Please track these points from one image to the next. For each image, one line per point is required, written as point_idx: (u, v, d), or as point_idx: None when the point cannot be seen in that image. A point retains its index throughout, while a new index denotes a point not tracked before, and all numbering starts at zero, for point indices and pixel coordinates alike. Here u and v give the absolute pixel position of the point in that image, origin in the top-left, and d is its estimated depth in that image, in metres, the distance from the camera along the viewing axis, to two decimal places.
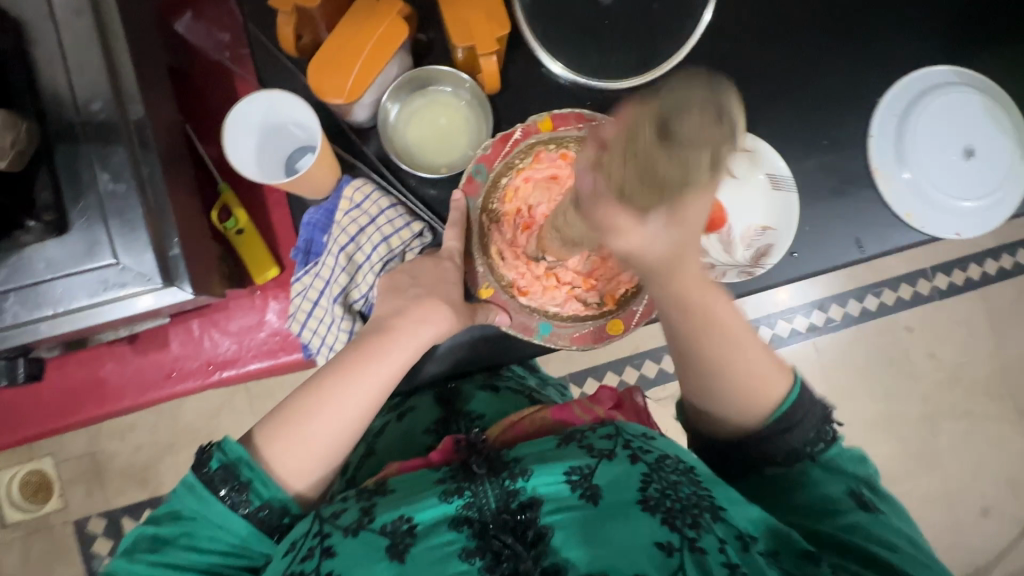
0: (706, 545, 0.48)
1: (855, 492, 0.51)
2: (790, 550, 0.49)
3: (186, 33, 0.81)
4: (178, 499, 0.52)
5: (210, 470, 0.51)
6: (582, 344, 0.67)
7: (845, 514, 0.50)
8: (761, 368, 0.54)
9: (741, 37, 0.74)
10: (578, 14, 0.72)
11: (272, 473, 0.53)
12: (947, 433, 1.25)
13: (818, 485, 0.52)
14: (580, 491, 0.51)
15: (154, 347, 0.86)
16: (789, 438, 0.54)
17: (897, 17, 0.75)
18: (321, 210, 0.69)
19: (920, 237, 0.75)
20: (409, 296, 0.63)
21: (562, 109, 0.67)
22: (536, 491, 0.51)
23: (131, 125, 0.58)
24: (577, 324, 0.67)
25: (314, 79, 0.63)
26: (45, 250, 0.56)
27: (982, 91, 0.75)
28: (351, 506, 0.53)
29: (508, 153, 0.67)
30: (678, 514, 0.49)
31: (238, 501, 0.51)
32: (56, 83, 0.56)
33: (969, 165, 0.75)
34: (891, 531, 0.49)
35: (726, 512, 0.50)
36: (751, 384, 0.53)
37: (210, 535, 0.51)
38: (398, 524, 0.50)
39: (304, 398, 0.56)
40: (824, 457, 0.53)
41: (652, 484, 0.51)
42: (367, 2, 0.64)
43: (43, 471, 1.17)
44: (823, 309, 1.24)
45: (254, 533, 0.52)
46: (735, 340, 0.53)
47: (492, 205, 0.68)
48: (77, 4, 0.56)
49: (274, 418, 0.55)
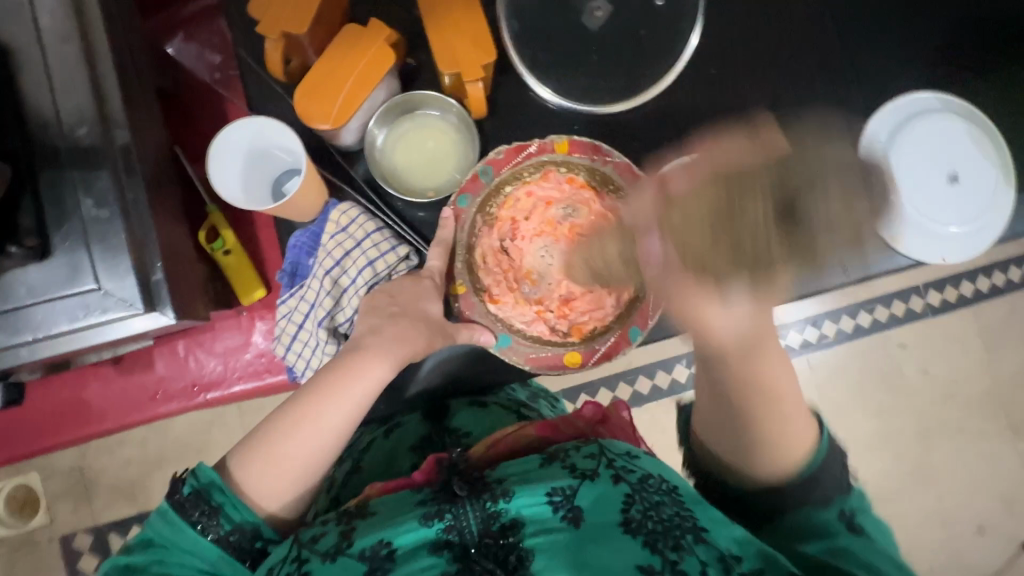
0: (687, 567, 0.47)
1: (845, 512, 0.49)
2: (780, 570, 0.46)
3: (176, 54, 0.83)
4: (150, 526, 0.51)
5: (182, 495, 0.51)
6: (537, 365, 0.66)
7: (832, 538, 0.47)
8: (793, 435, 0.51)
9: (729, 59, 0.75)
10: (566, 38, 0.73)
11: (244, 495, 0.53)
12: (941, 450, 1.25)
13: (811, 512, 0.49)
14: (561, 513, 0.51)
15: (138, 367, 0.85)
16: (817, 490, 0.50)
17: (884, 42, 0.76)
18: (306, 234, 0.70)
19: (906, 261, 0.75)
20: (386, 313, 0.63)
21: (582, 136, 0.67)
22: (517, 513, 0.51)
23: (116, 150, 0.58)
24: (538, 346, 0.67)
25: (299, 104, 0.64)
26: (27, 276, 0.56)
27: (965, 117, 0.76)
28: (330, 529, 0.52)
29: (519, 163, 0.67)
30: (659, 537, 0.48)
31: (209, 525, 0.51)
32: (43, 108, 0.56)
33: (953, 191, 0.76)
34: (877, 555, 0.46)
35: (710, 533, 0.49)
36: (791, 440, 0.51)
37: (180, 559, 0.50)
38: (378, 549, 0.50)
39: (280, 417, 0.55)
40: (827, 489, 0.50)
41: (634, 506, 0.50)
42: (355, 30, 0.65)
43: (31, 487, 1.16)
44: (816, 326, 1.24)
45: (225, 557, 0.51)
46: (787, 406, 0.51)
47: (489, 208, 0.68)
48: (65, 31, 0.56)
49: (250, 440, 0.55)
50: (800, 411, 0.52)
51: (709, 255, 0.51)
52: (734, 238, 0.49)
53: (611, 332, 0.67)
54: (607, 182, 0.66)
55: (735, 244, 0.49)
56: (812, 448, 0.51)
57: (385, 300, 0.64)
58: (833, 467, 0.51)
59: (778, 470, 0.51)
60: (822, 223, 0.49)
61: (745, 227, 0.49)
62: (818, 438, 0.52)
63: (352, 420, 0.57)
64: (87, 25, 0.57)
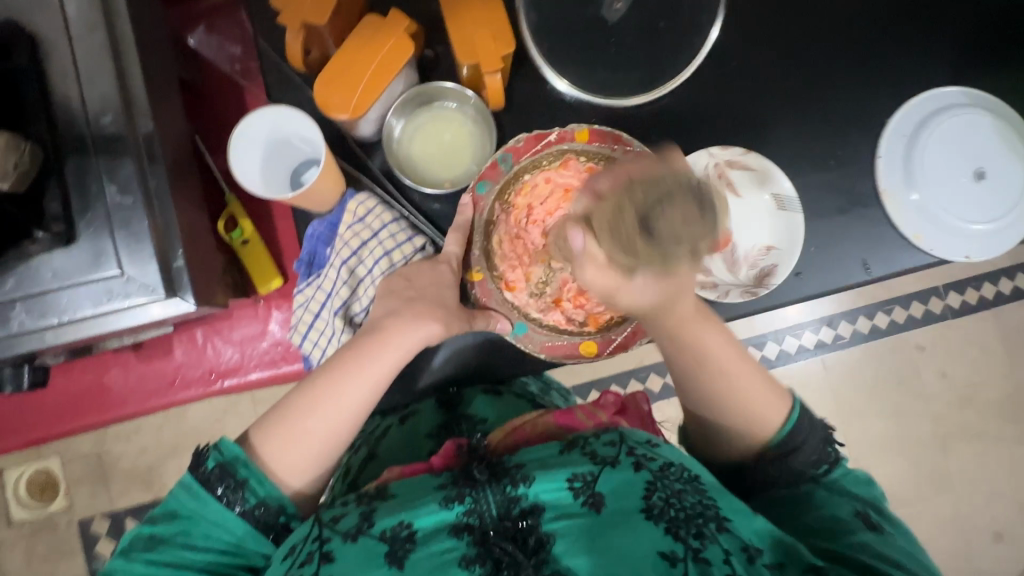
0: (711, 556, 0.46)
1: (858, 511, 0.50)
2: (798, 564, 0.47)
3: (196, 45, 0.84)
4: (174, 498, 0.52)
5: (207, 469, 0.52)
6: (552, 353, 0.66)
7: (851, 534, 0.48)
8: (760, 400, 0.55)
9: (749, 52, 0.74)
10: (585, 31, 0.72)
11: (267, 470, 0.53)
12: (958, 453, 1.23)
13: (825, 508, 0.51)
14: (582, 499, 0.50)
15: (158, 354, 0.86)
16: (793, 461, 0.54)
17: (909, 35, 0.75)
18: (325, 224, 0.70)
19: (928, 260, 0.74)
20: (401, 300, 0.63)
21: (602, 126, 0.67)
22: (537, 498, 0.51)
23: (140, 138, 0.59)
24: (554, 334, 0.67)
25: (320, 94, 0.64)
26: (52, 260, 0.57)
27: (992, 113, 0.74)
28: (351, 512, 0.52)
29: (538, 151, 0.67)
30: (682, 524, 0.48)
31: (234, 498, 0.51)
32: (69, 96, 0.57)
33: (979, 188, 0.74)
34: (894, 549, 0.47)
35: (732, 523, 0.49)
36: (745, 401, 0.54)
37: (204, 532, 0.51)
38: (398, 530, 0.50)
39: (299, 398, 0.56)
40: (830, 484, 0.53)
41: (656, 493, 0.50)
42: (376, 19, 0.65)
43: (50, 471, 1.18)
44: (832, 326, 1.23)
45: (251, 531, 0.51)
46: (737, 375, 0.55)
47: (507, 195, 0.67)
48: (91, 20, 0.57)
49: (271, 420, 0.55)
50: (761, 379, 0.55)
51: (614, 251, 0.49)
52: (632, 248, 0.47)
53: (628, 324, 0.66)
54: None
55: (631, 247, 0.47)
56: (783, 419, 0.55)
57: (402, 283, 0.65)
58: (811, 440, 0.54)
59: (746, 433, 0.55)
60: (678, 233, 0.45)
61: (621, 224, 0.46)
62: (789, 411, 0.55)
63: (367, 406, 0.57)
64: (112, 15, 0.58)
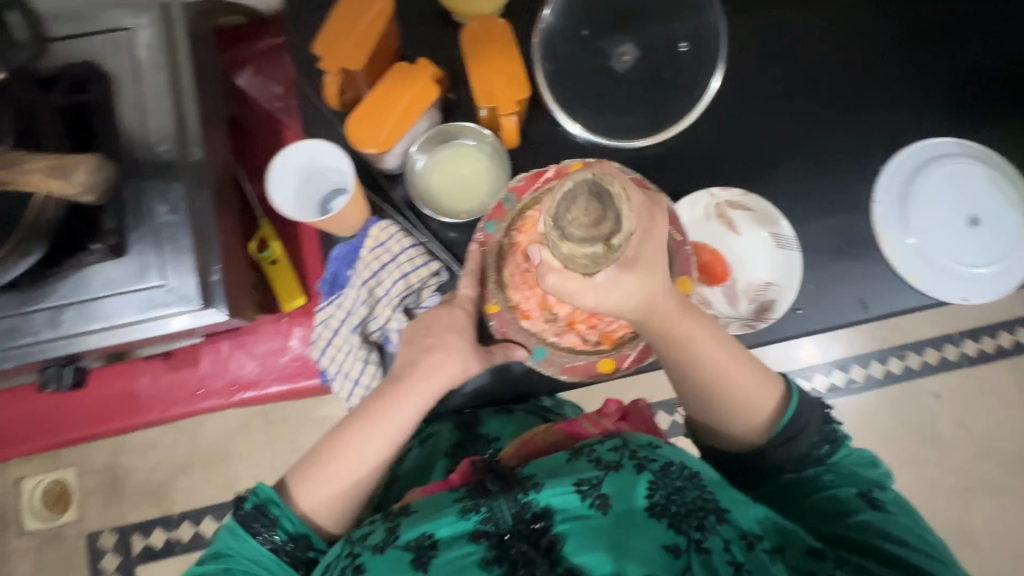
0: (712, 545, 0.51)
1: (863, 491, 0.57)
2: (796, 546, 0.54)
3: (244, 85, 0.92)
4: (218, 540, 0.60)
5: (245, 510, 0.60)
6: (571, 374, 0.68)
7: (857, 514, 0.56)
8: (746, 389, 0.59)
9: (751, 104, 0.79)
10: (597, 81, 0.79)
11: (297, 511, 0.61)
12: (979, 507, 1.20)
13: (834, 490, 0.58)
14: (589, 501, 0.53)
15: (185, 364, 0.91)
16: (796, 446, 0.59)
17: (903, 91, 0.80)
18: (348, 247, 0.75)
19: (929, 301, 0.76)
20: (421, 348, 0.67)
21: (596, 159, 0.71)
22: (547, 502, 0.54)
23: (190, 164, 0.66)
24: (571, 355, 0.69)
25: (351, 130, 0.71)
26: (103, 271, 0.63)
27: (988, 166, 0.79)
28: (378, 526, 0.56)
29: (539, 187, 0.70)
30: (683, 518, 0.52)
31: (268, 535, 0.59)
32: (132, 126, 0.65)
33: (976, 233, 0.78)
34: (898, 527, 0.55)
35: (731, 514, 0.54)
36: (735, 395, 0.58)
37: (243, 568, 0.59)
38: (422, 540, 0.53)
39: (329, 442, 0.64)
40: (833, 464, 0.59)
41: (658, 491, 0.54)
42: (403, 67, 0.72)
43: (65, 483, 1.22)
44: (842, 370, 1.23)
45: (282, 564, 0.59)
46: (713, 362, 0.58)
47: (514, 230, 0.70)
48: (157, 62, 0.66)
49: (305, 462, 0.63)
50: (743, 366, 0.59)
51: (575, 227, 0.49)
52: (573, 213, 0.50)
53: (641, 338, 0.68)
54: None
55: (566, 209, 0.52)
56: (773, 405, 0.59)
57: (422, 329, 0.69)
58: (813, 424, 0.59)
59: (744, 422, 0.59)
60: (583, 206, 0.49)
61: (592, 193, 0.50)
62: (782, 400, 0.60)
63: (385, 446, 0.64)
64: (175, 58, 0.67)
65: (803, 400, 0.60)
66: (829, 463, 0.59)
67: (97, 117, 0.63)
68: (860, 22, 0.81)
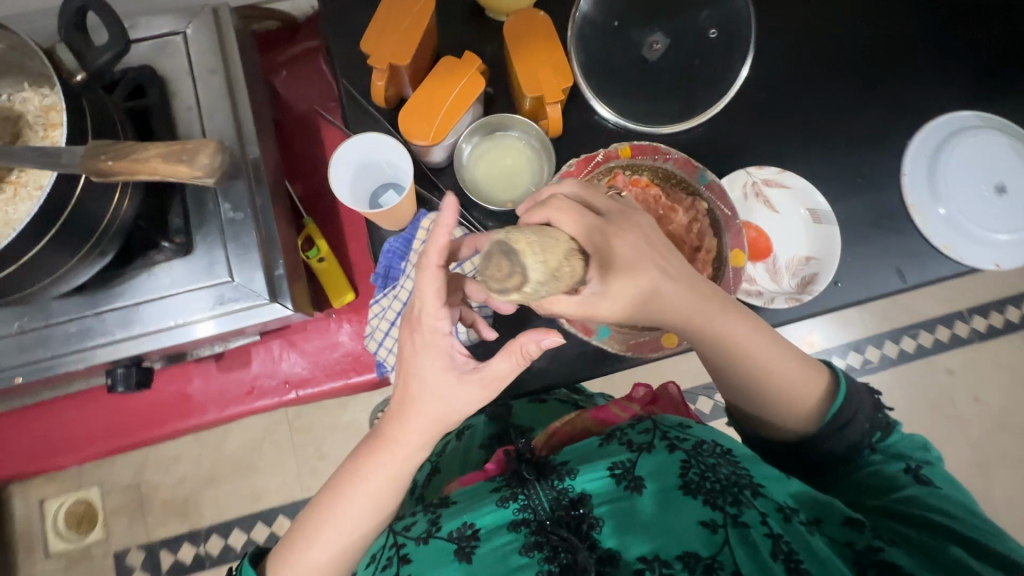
0: (749, 519, 0.50)
1: (909, 467, 0.56)
2: (834, 517, 0.52)
3: (280, 87, 0.94)
4: None
5: None
6: (638, 350, 0.69)
7: (902, 489, 0.55)
8: (791, 383, 0.59)
9: (776, 89, 0.82)
10: (629, 71, 0.82)
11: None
12: (999, 479, 1.22)
13: (880, 467, 0.57)
14: (625, 484, 0.55)
15: (237, 364, 0.91)
16: (847, 434, 0.58)
17: (920, 73, 0.83)
18: (400, 240, 0.76)
19: (960, 268, 0.79)
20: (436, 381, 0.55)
21: (641, 141, 0.73)
22: (583, 488, 0.55)
23: (249, 162, 0.67)
24: (637, 331, 0.69)
25: (403, 125, 0.72)
26: (171, 269, 0.63)
27: (1008, 137, 0.81)
28: (420, 519, 0.57)
29: (591, 172, 0.71)
30: (719, 494, 0.52)
31: None
32: (191, 127, 0.66)
33: (1001, 201, 0.80)
34: (944, 499, 0.53)
35: (766, 489, 0.53)
36: (779, 390, 0.59)
37: None
38: (463, 531, 0.54)
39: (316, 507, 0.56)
40: (880, 446, 0.58)
41: (691, 469, 0.54)
42: (450, 61, 0.74)
43: (89, 502, 1.21)
44: (858, 351, 1.26)
45: None
46: (754, 359, 0.58)
47: None
48: (211, 65, 0.67)
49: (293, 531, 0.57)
50: (789, 363, 0.59)
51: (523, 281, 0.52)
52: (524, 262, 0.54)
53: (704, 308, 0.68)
54: (669, 178, 0.72)
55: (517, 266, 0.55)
56: (822, 400, 0.59)
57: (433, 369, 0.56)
58: (861, 414, 0.58)
59: (789, 416, 0.59)
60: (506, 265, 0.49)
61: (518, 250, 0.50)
62: (830, 393, 0.59)
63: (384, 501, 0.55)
64: (228, 61, 0.68)
65: (851, 387, 0.59)
66: (878, 448, 0.58)
67: (156, 119, 0.64)
68: (875, 7, 0.84)
